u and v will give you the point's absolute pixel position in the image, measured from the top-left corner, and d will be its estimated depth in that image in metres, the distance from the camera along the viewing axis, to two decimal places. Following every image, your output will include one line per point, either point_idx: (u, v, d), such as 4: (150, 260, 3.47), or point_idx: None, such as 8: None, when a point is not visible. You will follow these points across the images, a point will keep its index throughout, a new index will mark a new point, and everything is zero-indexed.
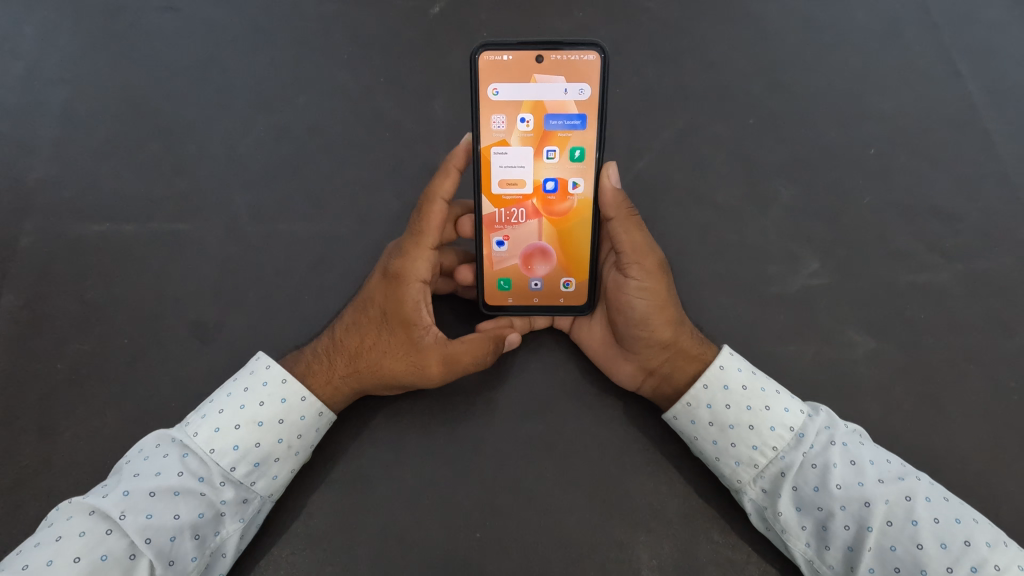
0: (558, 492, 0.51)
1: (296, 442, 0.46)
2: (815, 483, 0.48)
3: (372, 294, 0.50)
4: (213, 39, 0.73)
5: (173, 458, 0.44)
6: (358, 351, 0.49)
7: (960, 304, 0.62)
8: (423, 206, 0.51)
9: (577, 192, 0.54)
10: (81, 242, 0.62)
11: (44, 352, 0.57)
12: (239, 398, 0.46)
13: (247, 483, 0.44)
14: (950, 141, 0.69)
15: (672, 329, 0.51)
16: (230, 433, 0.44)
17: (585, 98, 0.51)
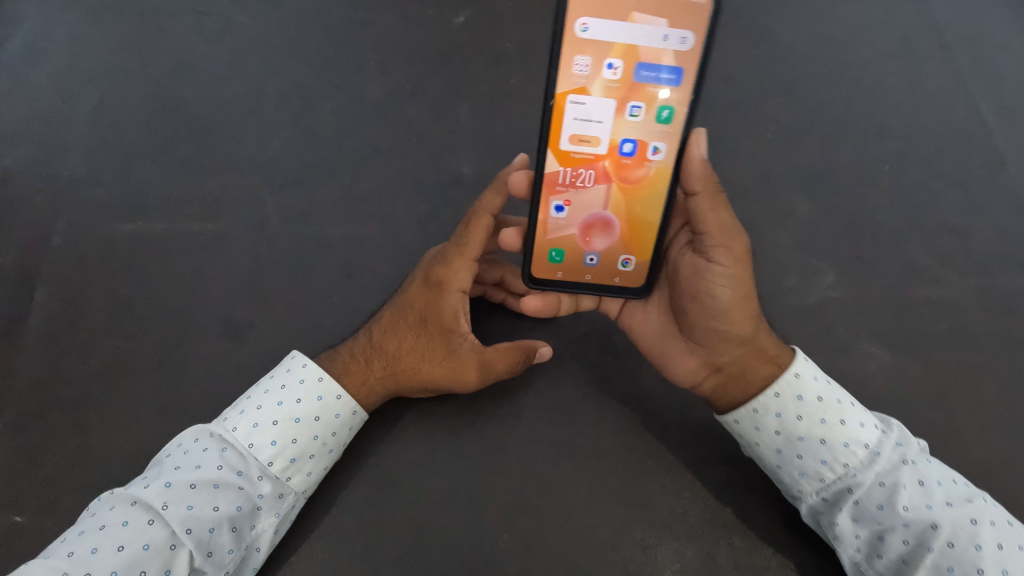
0: (581, 496, 0.52)
1: (331, 439, 0.49)
2: (882, 500, 0.46)
3: (410, 300, 0.52)
4: (243, 44, 0.75)
5: (213, 451, 0.46)
6: (396, 355, 0.51)
7: (971, 316, 0.63)
8: (470, 220, 0.50)
9: (656, 158, 0.50)
10: (113, 241, 0.63)
11: (77, 347, 0.58)
12: (277, 395, 0.48)
13: (283, 478, 0.47)
14: (966, 161, 0.71)
15: (753, 326, 0.50)
16: (268, 429, 0.47)
17: (687, 50, 0.46)
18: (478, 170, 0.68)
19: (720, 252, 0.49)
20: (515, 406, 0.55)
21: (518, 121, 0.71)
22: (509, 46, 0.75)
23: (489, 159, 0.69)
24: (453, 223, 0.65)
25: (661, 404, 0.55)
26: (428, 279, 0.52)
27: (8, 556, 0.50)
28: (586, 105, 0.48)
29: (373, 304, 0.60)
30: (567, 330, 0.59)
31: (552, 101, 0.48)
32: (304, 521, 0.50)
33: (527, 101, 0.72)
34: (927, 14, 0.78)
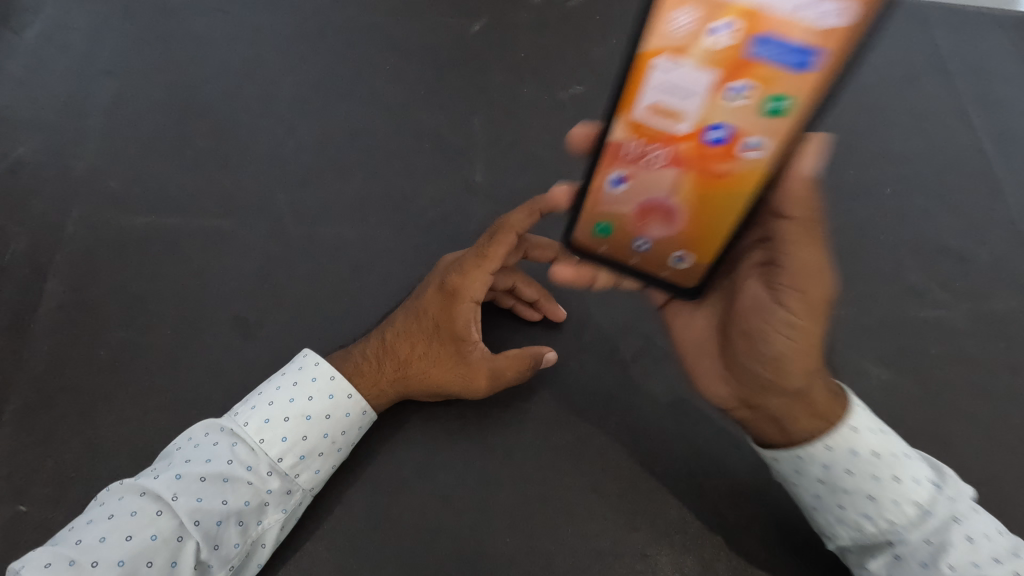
0: (584, 502, 0.53)
1: (340, 438, 0.50)
2: (925, 560, 0.44)
3: (426, 305, 0.53)
4: (260, 43, 0.76)
5: (224, 446, 0.48)
6: (408, 358, 0.52)
7: (967, 339, 0.64)
8: (494, 233, 0.51)
9: (750, 154, 0.39)
10: (126, 234, 0.64)
11: (87, 338, 0.58)
12: (288, 392, 0.50)
13: (291, 475, 0.48)
14: (968, 184, 0.72)
15: (809, 378, 0.45)
16: (279, 425, 0.49)
17: (838, 26, 0.32)
18: (489, 177, 0.69)
19: (788, 298, 0.43)
20: (521, 412, 0.56)
21: (530, 130, 0.72)
22: (523, 58, 0.77)
23: (501, 166, 0.70)
24: (463, 229, 0.66)
25: (664, 415, 0.56)
26: (444, 284, 0.52)
27: (12, 543, 0.50)
28: (677, 70, 0.37)
29: (383, 305, 0.61)
30: (574, 340, 0.60)
31: (635, 51, 0.37)
32: (309, 520, 0.50)
33: (539, 112, 0.73)
34: (929, 42, 0.80)
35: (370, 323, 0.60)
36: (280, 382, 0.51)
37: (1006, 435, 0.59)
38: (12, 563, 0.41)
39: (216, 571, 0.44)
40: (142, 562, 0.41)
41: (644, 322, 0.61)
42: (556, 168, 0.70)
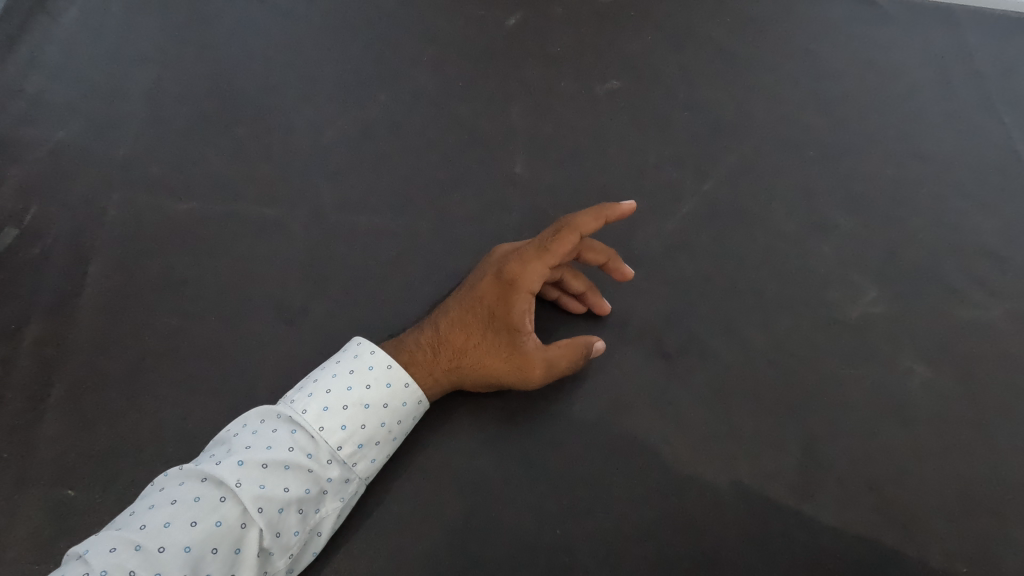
0: (629, 496, 0.54)
1: (396, 427, 0.51)
2: None
3: (481, 295, 0.53)
4: (299, 32, 0.75)
5: (283, 433, 0.48)
6: (463, 348, 0.53)
7: (1010, 340, 0.63)
8: (559, 232, 0.51)
9: None
10: (168, 220, 0.63)
11: (133, 324, 0.58)
12: (347, 381, 0.50)
13: (350, 463, 0.49)
14: (1006, 185, 0.72)
15: None
16: (338, 413, 0.49)
17: None
18: (529, 169, 0.69)
19: None
20: (567, 405, 0.57)
21: (568, 123, 0.72)
22: (561, 51, 0.77)
23: (540, 158, 0.69)
24: (503, 219, 0.65)
25: (707, 410, 0.57)
26: (500, 275, 0.52)
27: (64, 528, 0.50)
28: None
29: (427, 295, 0.61)
30: (617, 333, 0.60)
31: None
32: (365, 508, 0.52)
33: (577, 106, 0.73)
34: (962, 44, 0.81)
35: (412, 312, 0.60)
36: (337, 369, 0.51)
37: None
38: (76, 547, 0.42)
39: (277, 557, 0.46)
40: (208, 548, 0.42)
41: (686, 318, 0.62)
42: (595, 161, 0.70)
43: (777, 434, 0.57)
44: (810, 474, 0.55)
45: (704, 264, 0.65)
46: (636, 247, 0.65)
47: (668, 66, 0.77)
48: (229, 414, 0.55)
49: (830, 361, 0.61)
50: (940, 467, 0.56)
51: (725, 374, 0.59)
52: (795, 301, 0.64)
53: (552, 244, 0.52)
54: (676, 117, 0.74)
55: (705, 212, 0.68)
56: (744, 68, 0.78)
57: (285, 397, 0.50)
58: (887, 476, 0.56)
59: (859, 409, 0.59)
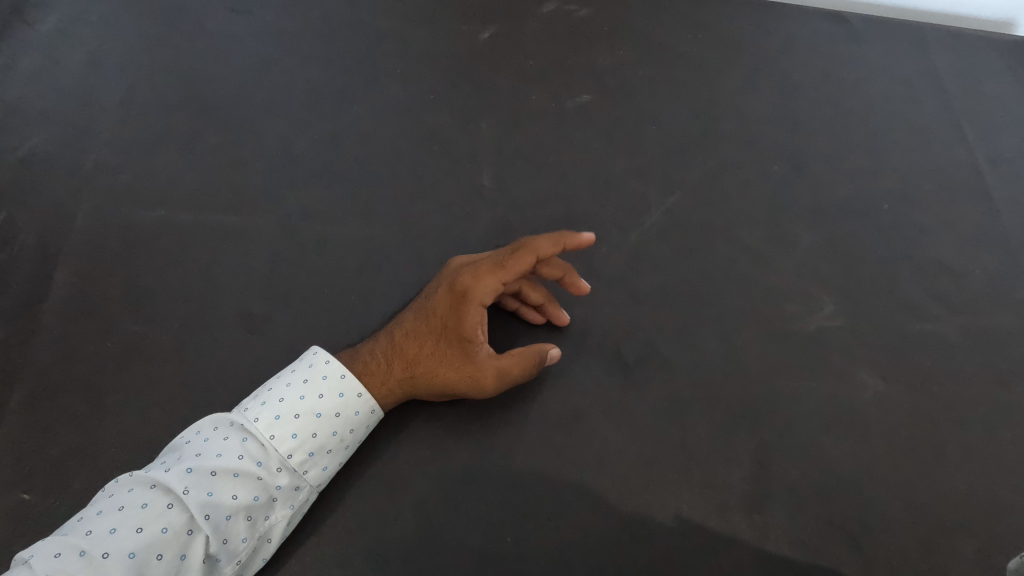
0: (580, 504, 0.55)
1: (348, 436, 0.52)
2: None
3: (435, 306, 0.54)
4: (273, 43, 0.77)
5: (234, 441, 0.49)
6: (416, 358, 0.54)
7: (965, 355, 0.63)
8: (516, 253, 0.52)
9: None
10: (135, 228, 0.64)
11: (96, 330, 0.59)
12: (300, 390, 0.52)
13: (300, 471, 0.50)
14: (967, 199, 0.72)
15: None
16: (290, 422, 0.50)
17: None
18: (495, 181, 0.70)
19: None
20: (521, 414, 0.58)
21: (535, 137, 0.73)
22: (531, 65, 0.78)
23: (506, 171, 0.71)
24: (467, 230, 0.66)
25: (659, 420, 0.58)
26: (453, 287, 0.54)
27: (18, 530, 0.50)
28: None
29: (388, 304, 0.62)
30: (574, 344, 0.61)
31: None
32: (317, 513, 0.53)
33: (544, 118, 0.74)
34: (928, 61, 0.81)
35: (373, 321, 0.61)
36: (291, 378, 0.52)
37: (1003, 451, 0.58)
38: (21, 552, 0.42)
39: (224, 563, 0.46)
40: (153, 554, 0.43)
41: (643, 329, 0.62)
42: (560, 174, 0.71)
43: (729, 445, 0.57)
44: (759, 485, 0.56)
45: (664, 276, 0.65)
46: (596, 258, 0.66)
47: (636, 80, 0.78)
48: (188, 421, 0.55)
49: (785, 373, 0.61)
50: (889, 480, 0.57)
51: (679, 384, 0.60)
52: (751, 313, 0.64)
53: (509, 262, 0.53)
54: (643, 131, 0.75)
55: (667, 224, 0.69)
56: (712, 82, 0.79)
57: (238, 405, 0.51)
58: (837, 488, 0.56)
59: (812, 421, 0.59)
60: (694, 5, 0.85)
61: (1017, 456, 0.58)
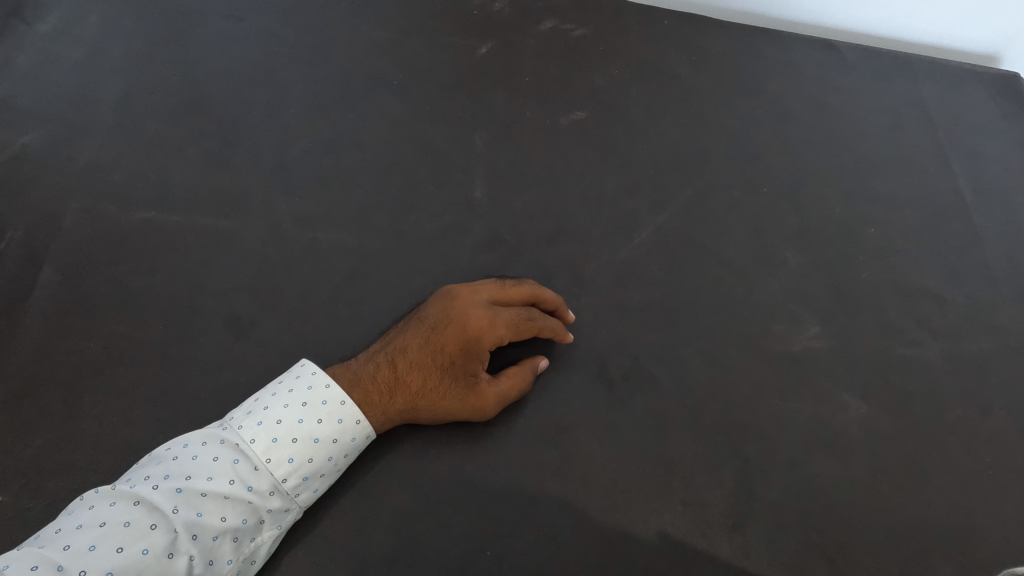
0: (562, 519, 0.54)
1: (342, 460, 0.53)
2: None
3: (445, 342, 0.55)
4: (272, 50, 0.77)
5: (226, 462, 0.50)
6: (420, 391, 0.55)
7: (946, 380, 0.63)
8: (535, 318, 0.58)
9: None
10: (125, 229, 0.64)
11: (80, 330, 0.59)
12: (299, 414, 0.52)
13: (292, 495, 0.51)
14: (950, 227, 0.73)
15: None
16: (287, 446, 0.51)
17: None
18: (487, 194, 0.70)
19: None
20: (506, 428, 0.58)
21: (529, 152, 0.74)
22: (527, 82, 0.79)
23: (499, 184, 0.71)
24: (457, 242, 0.67)
25: (644, 436, 0.58)
26: (467, 327, 0.55)
27: None
28: None
29: (376, 313, 0.62)
30: (561, 358, 0.62)
31: None
32: (298, 523, 0.53)
33: (537, 134, 0.75)
34: (916, 91, 0.83)
35: (361, 331, 0.61)
36: (289, 400, 0.53)
37: (983, 478, 0.58)
38: None
39: None
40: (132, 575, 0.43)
41: (630, 346, 0.63)
42: (552, 190, 0.72)
43: (712, 464, 0.57)
44: (741, 504, 0.56)
45: (652, 293, 0.66)
46: (586, 273, 0.67)
47: (630, 100, 0.79)
48: (169, 426, 0.55)
49: (768, 393, 0.61)
50: (870, 502, 0.57)
51: (664, 402, 0.60)
52: (737, 332, 0.65)
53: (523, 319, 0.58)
54: (635, 150, 0.76)
55: (656, 243, 0.69)
56: (704, 104, 0.80)
57: (232, 424, 0.51)
58: (818, 510, 0.56)
59: (795, 441, 0.59)
60: (689, 28, 0.86)
61: (996, 482, 0.58)
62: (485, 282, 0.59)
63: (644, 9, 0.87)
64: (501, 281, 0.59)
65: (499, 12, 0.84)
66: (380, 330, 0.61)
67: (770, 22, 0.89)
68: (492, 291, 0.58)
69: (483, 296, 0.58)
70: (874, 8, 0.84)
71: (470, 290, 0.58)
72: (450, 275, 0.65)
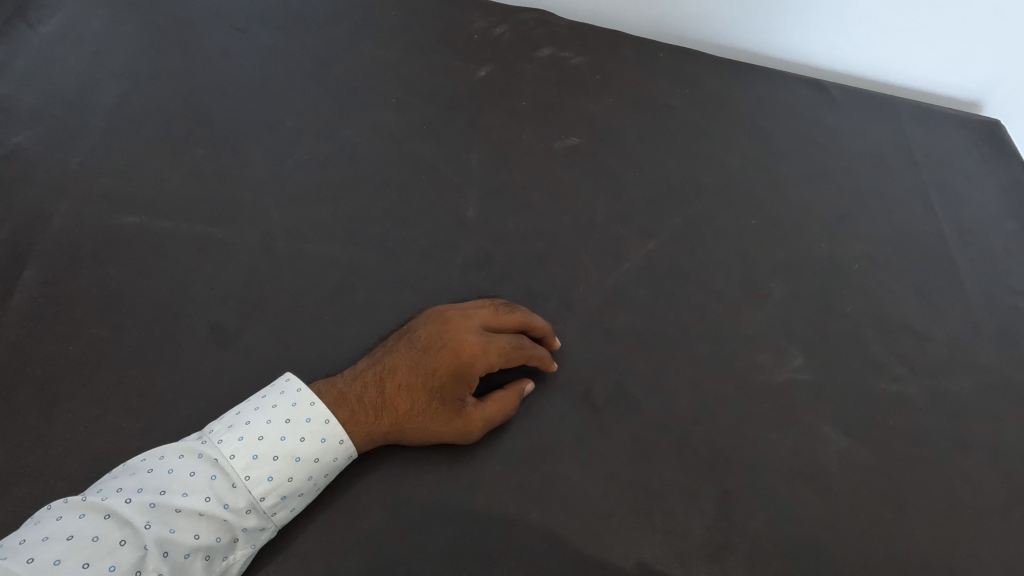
0: (540, 544, 0.53)
1: (322, 480, 0.52)
2: None
3: (436, 366, 0.55)
4: (272, 63, 0.78)
5: (203, 477, 0.49)
6: (407, 413, 0.55)
7: (926, 417, 0.64)
8: (526, 345, 0.58)
9: None
10: (112, 232, 0.64)
11: (59, 333, 0.58)
12: (282, 431, 0.52)
13: (268, 514, 0.50)
14: (932, 266, 0.75)
15: None
16: (267, 464, 0.50)
17: None
18: (479, 213, 0.71)
19: None
20: (488, 449, 0.57)
21: (523, 174, 0.75)
22: (523, 106, 0.80)
23: (492, 205, 0.72)
24: (448, 260, 0.67)
25: (626, 462, 0.58)
26: (459, 352, 0.55)
27: None
28: None
29: (363, 328, 0.61)
30: (546, 380, 0.62)
31: None
32: (271, 541, 0.52)
33: (531, 157, 0.76)
34: (901, 133, 0.85)
35: (347, 345, 0.60)
36: (272, 415, 0.52)
37: (962, 515, 0.59)
38: None
39: None
40: None
41: (615, 370, 0.63)
42: (544, 213, 0.72)
43: (693, 493, 0.57)
44: (721, 535, 0.56)
45: (639, 319, 0.66)
46: (574, 296, 0.67)
47: (624, 128, 0.81)
48: (145, 434, 0.54)
49: (751, 423, 0.62)
50: (849, 538, 0.57)
51: (648, 428, 0.60)
52: (721, 361, 0.65)
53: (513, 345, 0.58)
54: (627, 177, 0.77)
55: (645, 269, 0.70)
56: (696, 135, 0.82)
57: (211, 438, 0.50)
58: (798, 542, 0.56)
59: (776, 473, 0.59)
60: (684, 62, 0.88)
61: (974, 520, 0.58)
62: (478, 307, 0.59)
63: (640, 41, 0.89)
64: (494, 306, 0.60)
65: (499, 37, 0.85)
66: (366, 345, 0.60)
67: (761, 60, 0.91)
68: (485, 316, 0.58)
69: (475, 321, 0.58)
70: (863, 51, 0.86)
71: (462, 314, 0.58)
72: (438, 292, 0.65)
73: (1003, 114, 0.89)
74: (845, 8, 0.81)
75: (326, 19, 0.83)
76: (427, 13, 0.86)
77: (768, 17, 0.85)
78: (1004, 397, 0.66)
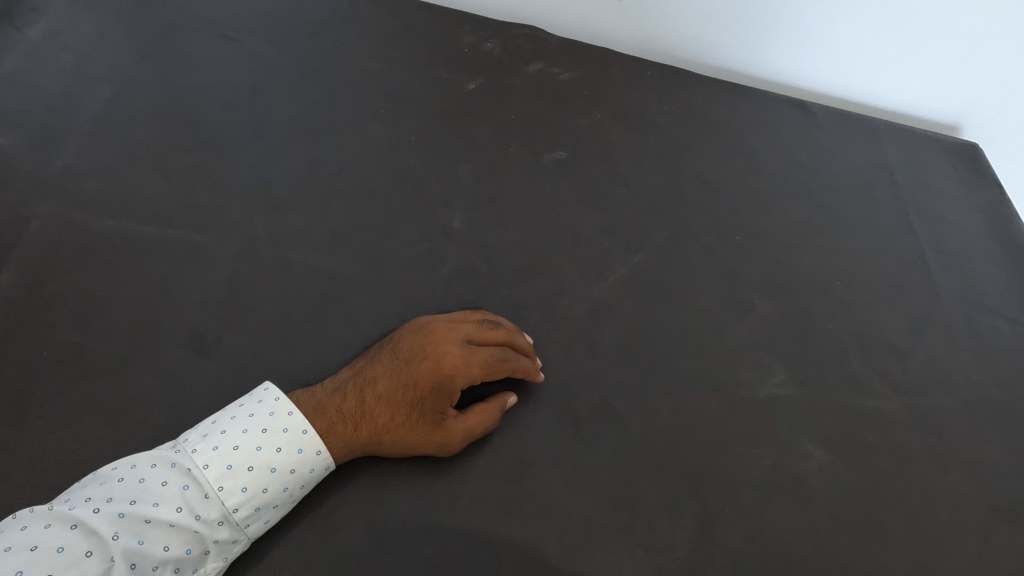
0: (519, 557, 0.53)
1: (298, 491, 0.52)
2: None
3: (417, 378, 0.55)
4: (263, 72, 0.78)
5: (175, 487, 0.48)
6: (387, 424, 0.54)
7: (906, 434, 0.64)
8: (507, 361, 0.58)
9: None
10: (94, 238, 0.63)
11: (34, 338, 0.57)
12: (258, 440, 0.51)
13: (241, 526, 0.49)
14: (911, 283, 0.76)
15: None
16: (240, 474, 0.49)
17: None
18: (466, 225, 0.71)
19: None
20: (470, 460, 0.57)
21: (510, 186, 0.75)
22: (512, 120, 0.81)
23: (478, 217, 0.72)
24: (433, 271, 0.67)
25: (608, 476, 0.58)
26: (440, 366, 0.55)
27: None
28: None
29: (345, 338, 0.61)
30: (529, 393, 0.61)
31: None
32: (244, 555, 0.50)
33: (519, 170, 0.77)
34: (882, 153, 0.87)
35: (328, 356, 0.60)
36: (249, 425, 0.51)
37: (939, 532, 0.59)
38: None
39: None
40: None
41: (599, 384, 0.63)
42: (530, 226, 0.73)
43: (675, 507, 0.57)
44: (701, 550, 0.55)
45: (623, 333, 0.66)
46: (559, 309, 0.67)
47: (612, 143, 0.82)
48: (119, 443, 0.53)
49: (732, 438, 0.62)
50: (827, 553, 0.57)
51: (629, 442, 0.60)
52: (704, 375, 0.65)
53: (495, 360, 0.57)
54: (614, 192, 0.77)
55: (630, 283, 0.70)
56: (683, 153, 0.83)
57: (185, 446, 0.50)
58: (778, 560, 0.56)
59: (755, 487, 0.59)
60: (672, 80, 0.89)
61: (951, 538, 0.59)
62: (462, 320, 0.59)
63: (628, 59, 0.90)
64: (478, 322, 0.59)
65: (489, 52, 0.86)
66: (348, 356, 0.60)
67: (748, 79, 0.93)
68: (469, 330, 0.58)
69: (457, 334, 0.58)
70: (847, 73, 0.88)
71: (445, 327, 0.58)
72: (423, 304, 0.64)
73: (981, 138, 0.91)
74: (829, 29, 0.83)
75: (316, 30, 0.83)
76: (419, 27, 0.87)
77: (755, 38, 0.87)
78: (981, 415, 0.66)
